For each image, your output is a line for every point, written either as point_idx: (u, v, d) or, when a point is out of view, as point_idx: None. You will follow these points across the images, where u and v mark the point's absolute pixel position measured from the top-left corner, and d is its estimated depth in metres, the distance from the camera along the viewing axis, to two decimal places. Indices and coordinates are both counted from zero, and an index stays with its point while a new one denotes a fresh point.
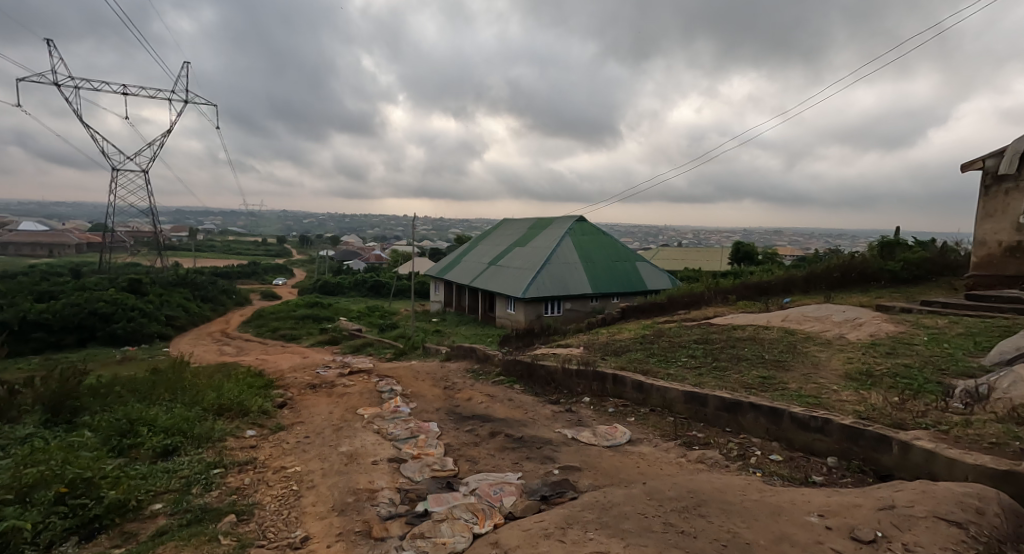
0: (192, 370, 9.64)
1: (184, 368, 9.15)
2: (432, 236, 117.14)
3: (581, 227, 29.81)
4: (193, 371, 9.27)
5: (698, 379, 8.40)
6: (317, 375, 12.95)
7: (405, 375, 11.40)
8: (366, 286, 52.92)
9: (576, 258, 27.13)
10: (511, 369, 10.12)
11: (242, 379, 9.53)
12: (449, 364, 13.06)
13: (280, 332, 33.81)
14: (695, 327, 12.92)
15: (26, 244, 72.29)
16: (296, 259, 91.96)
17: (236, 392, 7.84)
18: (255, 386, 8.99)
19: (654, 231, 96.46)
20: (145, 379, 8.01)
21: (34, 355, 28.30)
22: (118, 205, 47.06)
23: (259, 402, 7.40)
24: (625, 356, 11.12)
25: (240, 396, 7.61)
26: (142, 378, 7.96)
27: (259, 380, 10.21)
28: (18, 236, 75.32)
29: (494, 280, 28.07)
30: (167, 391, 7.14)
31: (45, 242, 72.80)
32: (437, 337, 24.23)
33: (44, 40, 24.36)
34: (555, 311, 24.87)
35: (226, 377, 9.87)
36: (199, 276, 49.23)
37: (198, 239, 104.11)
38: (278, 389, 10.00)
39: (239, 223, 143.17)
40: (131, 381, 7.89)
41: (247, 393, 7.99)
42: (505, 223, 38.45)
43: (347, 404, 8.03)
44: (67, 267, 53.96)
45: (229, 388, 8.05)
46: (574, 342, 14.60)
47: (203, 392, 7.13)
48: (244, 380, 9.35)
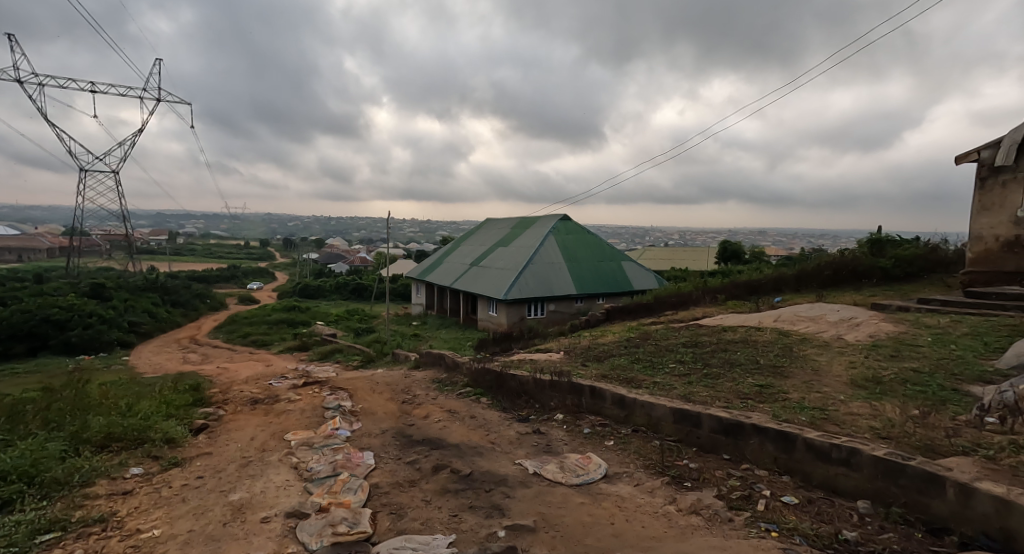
0: (106, 388, 8.36)
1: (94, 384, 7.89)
2: (418, 238, 115.43)
3: (565, 226, 28.78)
4: (103, 389, 8.01)
5: (689, 389, 7.34)
6: (269, 388, 11.69)
7: (362, 387, 10.19)
8: (348, 289, 51.40)
9: (559, 258, 26.07)
10: (479, 379, 9.01)
11: (164, 398, 8.29)
12: (416, 372, 11.88)
13: (251, 338, 32.30)
14: (683, 329, 11.90)
15: None
16: (279, 263, 89.79)
17: (141, 415, 6.61)
18: (176, 405, 7.76)
19: (641, 231, 95.95)
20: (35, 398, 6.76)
21: None
22: (86, 208, 45.25)
23: (166, 428, 6.19)
24: (607, 362, 10.05)
25: (145, 419, 6.41)
26: (29, 398, 6.70)
27: (188, 396, 8.96)
28: None
29: (476, 282, 26.91)
30: (48, 417, 5.89)
31: (16, 247, 70.15)
32: (414, 342, 23.00)
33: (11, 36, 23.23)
34: (539, 313, 23.78)
35: (150, 396, 8.61)
36: (171, 280, 47.38)
37: (179, 243, 101.48)
38: (209, 406, 8.74)
39: (221, 226, 140.08)
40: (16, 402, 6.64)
41: (157, 415, 6.77)
42: (488, 222, 37.30)
43: (278, 427, 6.81)
44: (33, 272, 51.71)
45: (136, 410, 6.83)
46: (554, 346, 13.49)
47: (95, 418, 5.91)
48: (165, 399, 8.11)
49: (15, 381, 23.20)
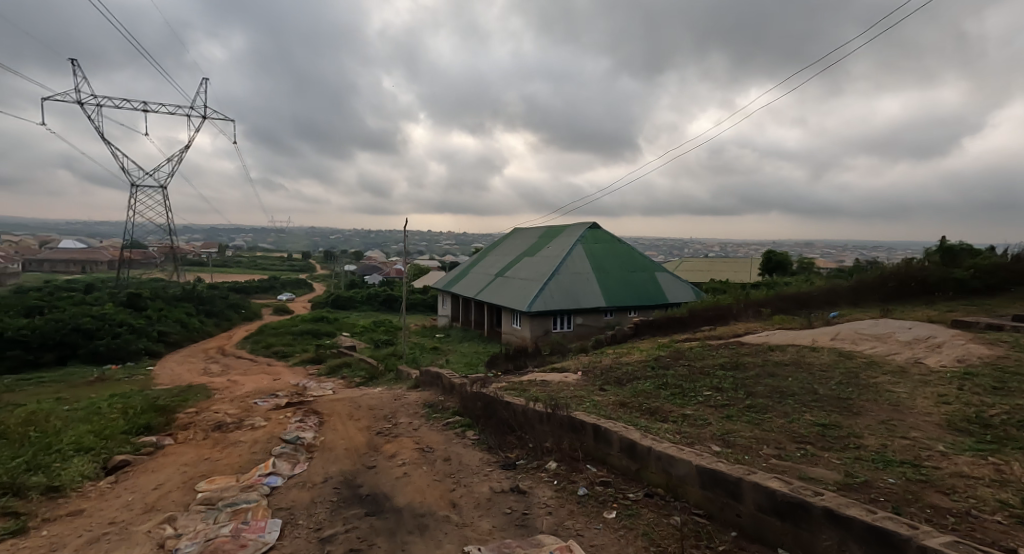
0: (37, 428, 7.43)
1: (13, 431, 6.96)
2: (453, 250, 115.41)
3: (594, 234, 27.01)
4: (17, 432, 6.97)
5: (729, 427, 5.60)
6: (249, 409, 10.47)
7: (340, 411, 8.85)
8: (377, 301, 50.81)
9: (587, 268, 24.36)
10: (472, 405, 7.50)
11: (94, 435, 7.20)
12: (410, 394, 10.48)
13: (274, 348, 31.74)
14: (721, 348, 10.06)
15: (61, 262, 73.19)
16: (317, 274, 90.88)
17: (29, 464, 5.49)
18: (97, 444, 6.64)
19: (679, 243, 92.72)
20: None
21: (10, 374, 26.75)
22: (136, 225, 46.75)
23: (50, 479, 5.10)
24: (627, 386, 8.35)
25: (23, 471, 5.27)
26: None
27: (131, 426, 7.86)
28: (55, 253, 76.53)
29: (500, 293, 25.48)
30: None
31: (79, 260, 73.70)
32: (432, 356, 21.72)
33: (71, 60, 23.11)
34: (564, 327, 22.08)
35: (85, 430, 7.54)
36: (209, 291, 48.01)
37: (227, 255, 104.75)
38: (156, 437, 7.63)
39: (266, 239, 144.21)
40: None
41: (51, 463, 5.64)
42: (515, 233, 35.89)
43: (203, 470, 5.57)
44: (84, 283, 53.62)
45: (28, 457, 5.72)
46: (570, 366, 11.79)
47: None
48: (90, 437, 7.00)
49: (37, 391, 23.05)
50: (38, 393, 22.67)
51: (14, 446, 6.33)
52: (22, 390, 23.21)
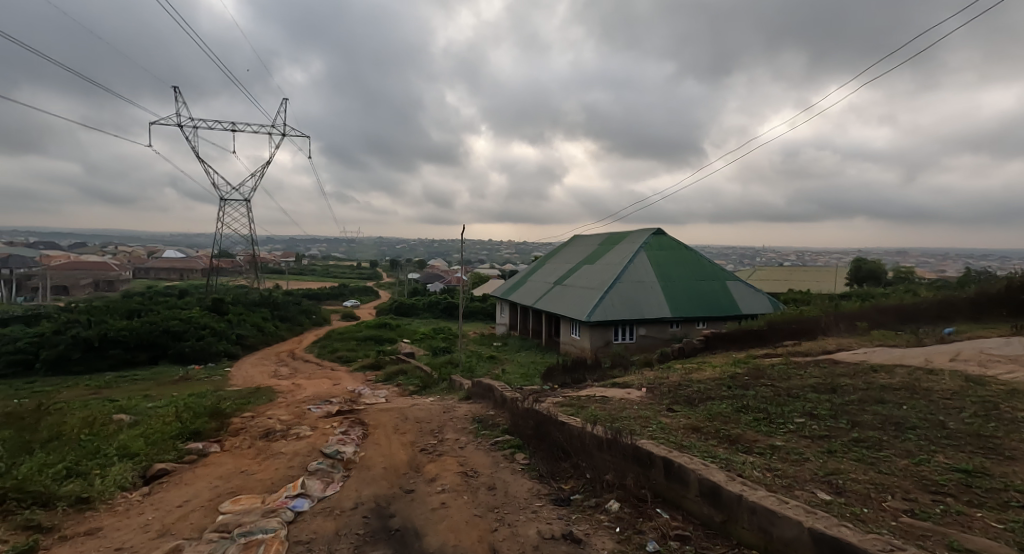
0: (94, 431, 7.47)
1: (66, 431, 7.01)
2: (515, 259, 115.54)
3: (659, 241, 25.53)
4: (71, 433, 7.01)
5: (834, 464, 4.50)
6: (301, 415, 10.29)
7: (386, 423, 8.40)
8: (438, 308, 51.29)
9: (651, 276, 23.04)
10: (523, 424, 6.80)
11: (143, 439, 7.15)
12: (461, 406, 9.93)
13: (339, 353, 32.49)
14: (810, 367, 8.78)
15: (162, 270, 79.90)
16: (384, 282, 93.69)
17: (68, 470, 5.37)
18: (143, 449, 6.52)
19: (751, 251, 87.76)
20: None
21: (109, 371, 29.00)
22: (224, 238, 49.90)
23: (81, 490, 4.90)
24: (700, 408, 7.33)
25: (60, 479, 5.14)
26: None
27: (180, 430, 7.79)
28: (158, 262, 83.62)
29: (559, 302, 24.66)
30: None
31: (178, 268, 80.12)
32: (490, 365, 21.24)
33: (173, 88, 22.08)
34: (626, 338, 20.93)
35: (138, 434, 7.52)
36: (284, 297, 50.35)
37: (303, 264, 110.44)
38: (202, 442, 7.51)
39: (338, 249, 150.94)
40: None
41: (89, 470, 5.51)
42: (576, 240, 34.88)
43: (234, 486, 5.25)
44: (177, 289, 57.90)
45: (69, 462, 5.63)
46: (633, 380, 10.78)
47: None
48: (138, 442, 6.94)
49: (128, 388, 24.71)
50: (129, 390, 24.28)
51: (65, 450, 6.31)
52: (116, 387, 24.99)
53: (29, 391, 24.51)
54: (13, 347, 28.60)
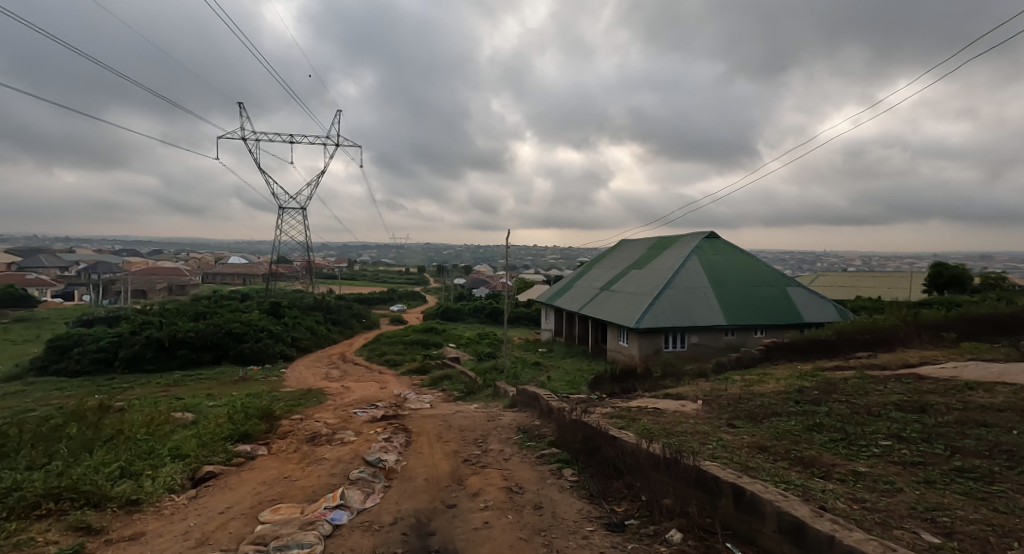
0: (150, 430, 7.63)
1: (123, 430, 7.18)
2: (561, 264, 114.73)
3: (712, 244, 24.42)
4: (127, 432, 7.15)
5: (935, 498, 3.92)
6: (347, 419, 10.29)
7: (429, 430, 8.23)
8: (483, 313, 51.32)
9: (704, 282, 22.06)
10: (571, 437, 6.44)
11: (194, 439, 7.23)
12: (505, 414, 9.66)
13: (387, 357, 32.97)
14: (891, 382, 7.96)
15: (227, 275, 84.29)
16: (431, 287, 95.10)
17: (121, 470, 5.42)
18: (192, 450, 6.55)
19: (811, 256, 83.30)
20: (42, 446, 6.09)
21: (177, 370, 30.65)
22: (282, 245, 51.86)
23: (128, 491, 4.90)
24: (765, 425, 6.73)
25: (114, 480, 5.20)
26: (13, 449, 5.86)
27: (230, 432, 7.86)
28: (224, 268, 88.32)
29: (606, 308, 24.03)
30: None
31: (241, 273, 84.30)
32: (535, 371, 20.91)
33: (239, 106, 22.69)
34: (678, 346, 20.10)
35: (190, 435, 7.62)
36: (336, 301, 51.85)
37: (355, 269, 113.80)
38: (249, 445, 7.53)
39: (388, 255, 154.73)
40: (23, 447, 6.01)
41: (142, 470, 5.57)
42: (623, 244, 34.00)
43: (276, 492, 5.16)
44: (239, 293, 60.76)
45: (124, 461, 5.71)
46: (688, 392, 10.16)
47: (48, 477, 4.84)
48: (189, 442, 7.01)
49: (192, 387, 25.94)
50: (193, 389, 25.48)
51: (120, 448, 6.41)
52: (182, 385, 26.31)
53: (106, 387, 26.17)
54: (94, 346, 30.72)
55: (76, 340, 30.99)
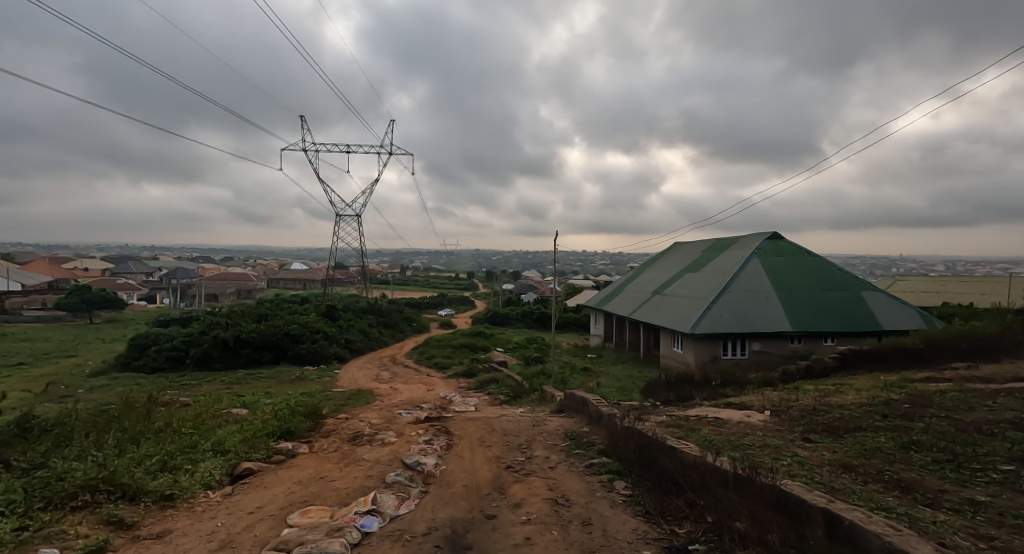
0: (196, 425, 7.58)
1: (168, 425, 7.13)
2: (611, 270, 112.74)
3: (776, 246, 22.93)
4: (174, 425, 7.12)
5: None
6: (391, 420, 10.14)
7: (472, 435, 7.89)
8: (531, 318, 50.92)
9: (767, 285, 20.72)
10: (624, 447, 5.91)
11: (237, 435, 7.13)
12: (553, 419, 9.20)
13: (435, 360, 33.12)
14: (998, 397, 6.98)
15: (288, 280, 88.13)
16: (481, 292, 95.61)
17: (160, 464, 5.28)
18: (233, 447, 6.37)
19: (883, 261, 77.81)
20: (89, 436, 6.05)
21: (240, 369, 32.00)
22: (340, 251, 53.46)
23: (165, 486, 4.73)
24: (849, 441, 6.05)
25: (153, 473, 5.06)
26: (61, 437, 5.83)
27: (272, 429, 7.76)
28: (286, 274, 92.31)
29: (659, 312, 23.07)
30: (33, 470, 4.80)
31: (301, 278, 87.88)
32: (585, 377, 20.26)
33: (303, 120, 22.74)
34: (737, 353, 18.93)
35: (233, 431, 7.53)
36: (388, 305, 52.88)
37: (407, 275, 116.24)
38: (289, 444, 7.34)
39: (439, 261, 157.35)
40: (70, 436, 5.98)
41: (182, 464, 5.44)
42: (677, 247, 32.70)
43: (309, 493, 4.94)
44: (298, 297, 63.18)
45: (165, 454, 5.60)
46: (753, 401, 9.38)
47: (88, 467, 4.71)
48: (232, 437, 6.91)
49: (252, 385, 26.95)
50: (253, 387, 26.48)
51: (163, 442, 6.32)
52: (244, 383, 27.41)
53: (176, 384, 27.63)
54: (169, 344, 32.61)
55: (153, 338, 33.02)
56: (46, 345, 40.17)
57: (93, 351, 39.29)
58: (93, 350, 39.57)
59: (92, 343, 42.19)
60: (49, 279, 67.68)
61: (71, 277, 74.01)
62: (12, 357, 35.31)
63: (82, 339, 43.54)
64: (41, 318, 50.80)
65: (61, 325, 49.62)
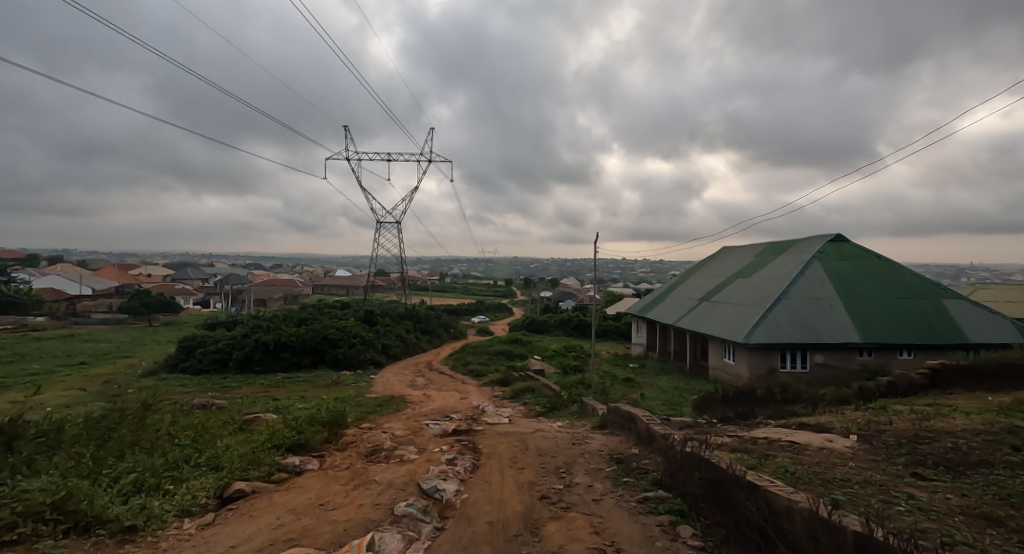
0: (199, 430, 6.81)
1: (167, 430, 6.35)
2: (651, 278, 109.81)
3: (839, 249, 20.99)
4: (171, 430, 6.36)
5: None
6: (417, 431, 9.30)
7: (505, 453, 6.93)
8: (570, 326, 49.53)
9: (830, 292, 18.90)
10: (686, 478, 4.80)
11: (240, 444, 6.33)
12: (596, 436, 8.15)
13: (471, 367, 32.32)
14: None
15: (331, 285, 89.81)
16: (518, 299, 94.73)
17: (134, 484, 4.46)
18: (229, 460, 5.51)
19: (948, 270, 72.52)
20: (70, 443, 5.27)
21: (280, 372, 32.11)
22: (379, 258, 53.61)
23: (126, 514, 3.90)
24: (979, 486, 4.83)
25: (126, 497, 4.27)
26: (34, 442, 5.09)
27: (281, 440, 6.93)
28: (330, 280, 94.05)
29: (708, 320, 21.50)
30: None
31: (344, 284, 89.45)
32: (628, 388, 18.98)
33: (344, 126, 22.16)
34: (797, 366, 17.25)
35: (238, 440, 6.70)
36: (426, 310, 52.64)
37: (446, 281, 116.76)
38: (297, 457, 6.49)
39: (477, 268, 157.65)
40: (49, 442, 5.20)
41: (163, 483, 4.60)
42: (724, 251, 30.86)
43: (303, 526, 4.10)
44: (339, 302, 63.99)
45: (147, 469, 4.80)
46: (832, 423, 8.05)
47: (41, 487, 3.92)
48: (233, 446, 6.10)
49: (290, 389, 26.82)
50: (290, 390, 26.33)
51: (154, 451, 5.51)
52: (282, 387, 27.35)
53: (218, 386, 27.86)
54: (213, 347, 33.10)
55: (198, 341, 33.63)
56: (105, 345, 41.79)
57: (146, 352, 40.60)
58: (146, 351, 40.90)
59: (147, 345, 43.69)
60: (113, 284, 71.12)
61: (132, 282, 77.56)
62: (73, 356, 36.83)
63: (139, 341, 45.13)
64: (103, 321, 53.15)
65: (121, 327, 51.81)
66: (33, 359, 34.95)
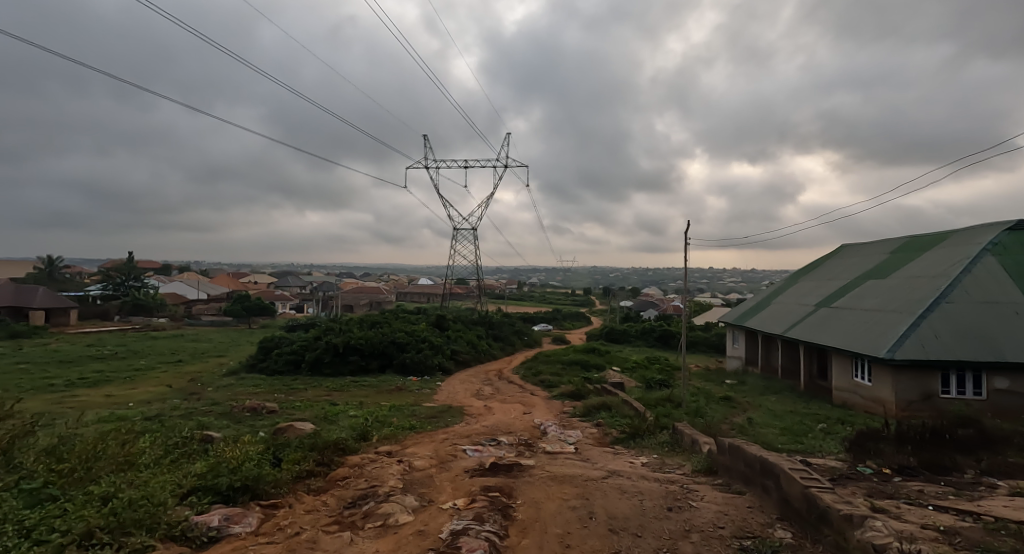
0: (107, 462, 4.77)
1: (39, 472, 4.35)
2: (742, 288, 100.92)
3: (1018, 240, 15.95)
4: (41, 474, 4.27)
5: None
6: (444, 463, 6.81)
7: (550, 522, 4.19)
8: (654, 336, 45.16)
9: (1010, 294, 14.21)
10: None
11: (132, 488, 4.12)
12: (707, 495, 5.16)
13: (544, 376, 29.53)
14: None
15: (412, 293, 90.81)
16: (597, 309, 90.39)
17: None
18: (56, 535, 3.27)
19: None
20: None
21: (349, 376, 31.23)
22: (455, 266, 52.30)
23: None
24: None
25: None
26: None
27: (215, 480, 4.66)
28: (411, 288, 95.29)
29: (830, 329, 17.26)
30: None
31: (426, 292, 90.03)
32: (729, 409, 15.42)
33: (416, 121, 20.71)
34: (966, 390, 12.91)
35: (146, 478, 4.52)
36: (500, 317, 50.50)
37: (523, 289, 114.66)
38: (219, 512, 4.16)
39: (556, 278, 154.42)
40: None
41: None
42: (843, 250, 25.87)
43: None
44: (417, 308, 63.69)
45: None
46: None
47: None
48: (112, 496, 3.89)
49: (354, 394, 25.46)
50: (354, 395, 25.00)
51: None
52: (346, 391, 26.18)
53: (289, 388, 27.27)
54: (289, 348, 32.97)
55: (276, 342, 33.69)
56: (202, 345, 43.70)
57: (236, 352, 41.87)
58: (237, 351, 42.25)
59: (238, 345, 45.24)
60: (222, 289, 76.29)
61: (238, 288, 82.97)
62: (173, 354, 38.59)
63: (233, 341, 47.06)
64: (211, 322, 56.49)
65: (223, 328, 54.65)
66: (139, 355, 36.92)
